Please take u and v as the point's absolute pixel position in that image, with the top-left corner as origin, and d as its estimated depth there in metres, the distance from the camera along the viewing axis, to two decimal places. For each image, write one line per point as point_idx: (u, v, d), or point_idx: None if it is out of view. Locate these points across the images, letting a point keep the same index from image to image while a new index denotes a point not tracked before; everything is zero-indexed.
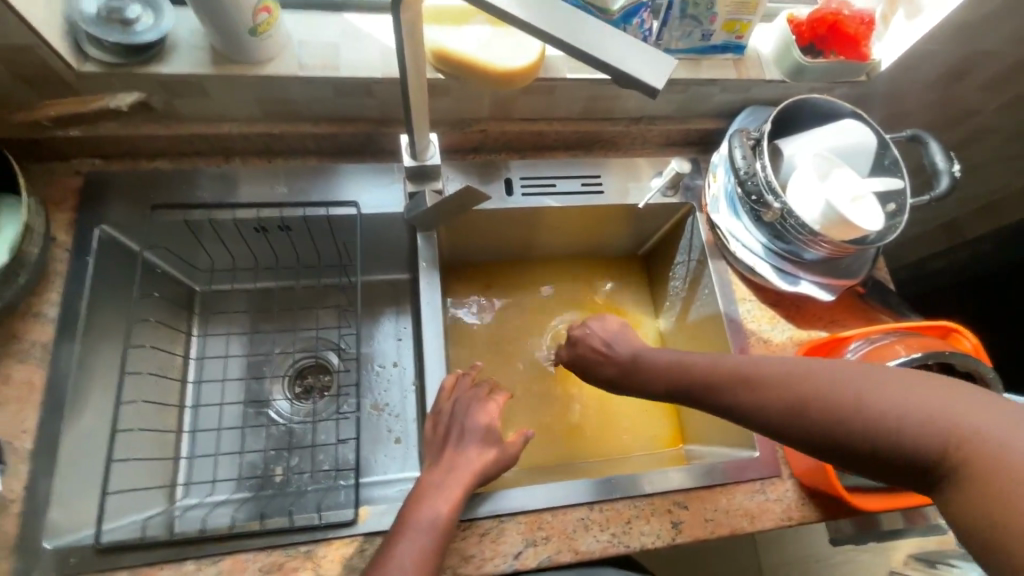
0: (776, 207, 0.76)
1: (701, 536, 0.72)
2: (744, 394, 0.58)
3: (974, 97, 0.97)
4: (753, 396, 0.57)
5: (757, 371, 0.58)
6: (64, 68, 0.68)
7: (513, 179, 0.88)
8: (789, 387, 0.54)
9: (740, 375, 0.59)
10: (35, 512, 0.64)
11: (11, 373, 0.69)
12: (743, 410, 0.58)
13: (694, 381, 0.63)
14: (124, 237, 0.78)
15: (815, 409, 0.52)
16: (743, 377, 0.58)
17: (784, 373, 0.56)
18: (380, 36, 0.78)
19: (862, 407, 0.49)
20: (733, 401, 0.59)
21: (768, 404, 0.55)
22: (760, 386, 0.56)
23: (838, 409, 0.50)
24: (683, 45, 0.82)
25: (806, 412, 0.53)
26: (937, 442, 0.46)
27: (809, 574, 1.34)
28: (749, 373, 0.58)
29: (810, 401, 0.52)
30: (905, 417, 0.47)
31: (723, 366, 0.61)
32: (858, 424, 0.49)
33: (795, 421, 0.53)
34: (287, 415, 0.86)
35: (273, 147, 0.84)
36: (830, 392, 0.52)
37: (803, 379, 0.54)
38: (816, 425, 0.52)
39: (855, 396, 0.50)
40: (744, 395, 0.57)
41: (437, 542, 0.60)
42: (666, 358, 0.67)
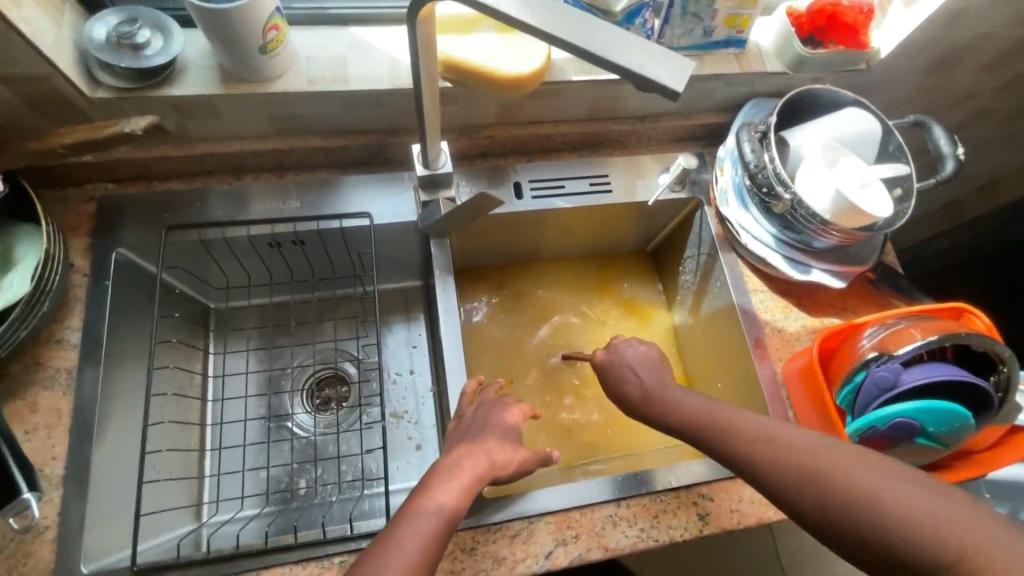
0: (787, 198, 0.77)
1: (728, 526, 0.73)
2: (757, 455, 0.58)
3: (972, 79, 0.98)
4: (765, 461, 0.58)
5: (774, 438, 0.58)
6: (77, 95, 0.68)
7: (521, 182, 0.89)
8: (801, 464, 0.55)
9: (758, 434, 0.60)
10: (70, 537, 0.64)
11: (38, 400, 0.69)
12: (753, 474, 0.59)
13: (709, 424, 0.63)
14: (140, 259, 0.79)
15: (824, 496, 0.53)
16: (757, 441, 0.59)
17: (799, 448, 0.56)
18: (386, 48, 0.79)
19: (872, 505, 0.50)
20: (746, 464, 0.60)
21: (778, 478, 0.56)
22: (772, 458, 0.57)
23: (847, 504, 0.51)
24: (685, 42, 0.83)
25: (813, 495, 0.53)
26: (942, 556, 0.46)
27: (827, 558, 1.35)
28: (767, 438, 0.59)
29: (820, 486, 0.53)
30: (910, 515, 0.48)
31: (740, 420, 0.62)
32: (865, 523, 0.50)
33: (803, 501, 0.54)
34: (309, 428, 0.86)
35: (284, 163, 0.85)
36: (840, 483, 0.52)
37: (817, 459, 0.55)
38: (827, 505, 0.52)
39: (867, 485, 0.51)
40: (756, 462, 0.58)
41: (441, 528, 0.55)
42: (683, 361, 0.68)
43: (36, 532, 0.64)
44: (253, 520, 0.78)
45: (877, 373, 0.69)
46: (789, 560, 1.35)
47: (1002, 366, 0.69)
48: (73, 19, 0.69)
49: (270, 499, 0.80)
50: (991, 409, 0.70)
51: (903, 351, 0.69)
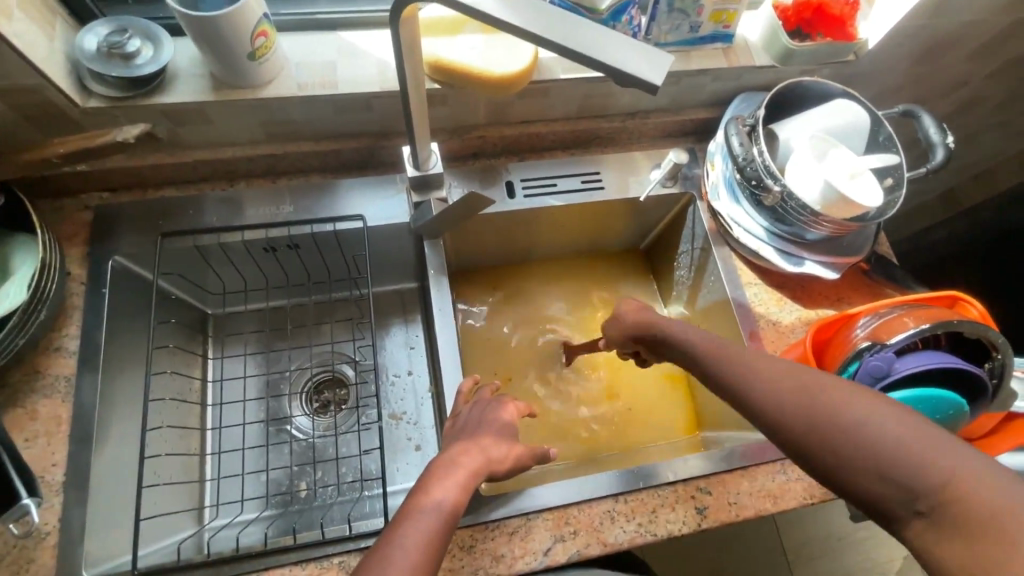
0: (776, 190, 0.77)
1: (726, 520, 0.73)
2: (753, 389, 0.57)
3: (963, 67, 0.98)
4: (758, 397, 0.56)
5: (767, 373, 0.57)
6: (70, 106, 0.69)
7: (513, 181, 0.90)
8: (795, 394, 0.54)
9: (754, 369, 0.58)
10: (72, 542, 0.65)
11: (38, 408, 0.70)
12: (747, 407, 0.58)
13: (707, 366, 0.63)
14: (137, 266, 0.80)
15: (815, 424, 0.51)
16: (752, 375, 0.58)
17: (793, 380, 0.55)
18: (375, 52, 0.79)
19: (862, 433, 0.48)
20: (743, 398, 0.58)
21: (771, 409, 0.55)
22: (766, 391, 0.56)
23: (836, 432, 0.50)
24: (673, 38, 0.83)
25: (805, 425, 0.52)
26: (929, 481, 0.45)
27: (832, 551, 1.35)
28: (762, 373, 0.57)
29: (812, 415, 0.51)
30: (898, 448, 0.47)
31: (737, 359, 0.60)
32: (853, 451, 0.48)
33: (793, 431, 0.53)
34: (308, 430, 0.87)
35: (277, 168, 0.85)
36: (831, 412, 0.50)
37: (810, 389, 0.53)
38: (816, 439, 0.51)
39: (857, 420, 0.49)
40: (751, 396, 0.57)
41: (443, 526, 0.55)
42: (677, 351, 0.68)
43: (38, 538, 0.64)
44: (253, 523, 0.79)
45: (870, 363, 0.69)
46: (795, 555, 1.34)
47: (996, 353, 0.69)
48: (63, 31, 0.70)
49: (270, 502, 0.81)
50: (986, 397, 0.70)
51: (896, 340, 0.69)
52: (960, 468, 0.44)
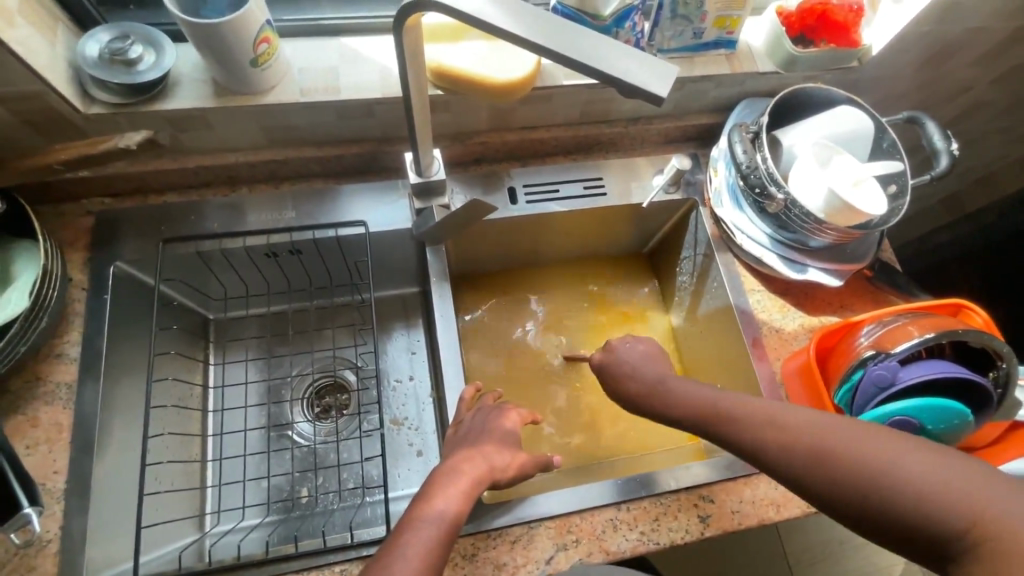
0: (780, 198, 0.77)
1: (728, 528, 0.73)
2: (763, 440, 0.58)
3: (966, 73, 0.97)
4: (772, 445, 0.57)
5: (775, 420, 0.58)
6: (72, 112, 0.69)
7: (516, 187, 0.89)
8: (814, 443, 0.54)
9: (763, 417, 0.59)
10: (73, 550, 0.64)
11: (39, 415, 0.70)
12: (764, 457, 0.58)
13: (696, 413, 0.64)
14: (138, 272, 0.80)
15: (842, 474, 0.52)
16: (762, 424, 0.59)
17: (808, 431, 0.55)
18: (378, 58, 0.79)
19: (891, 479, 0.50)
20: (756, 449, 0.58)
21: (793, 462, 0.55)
22: (784, 443, 0.56)
23: (857, 477, 0.51)
24: (676, 44, 0.83)
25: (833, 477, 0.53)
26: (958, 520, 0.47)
27: (832, 557, 1.35)
28: (774, 427, 0.58)
29: (837, 464, 0.52)
30: (920, 488, 0.49)
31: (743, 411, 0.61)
32: (882, 497, 0.50)
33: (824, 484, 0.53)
34: (310, 436, 0.87)
35: (279, 173, 0.85)
36: (856, 463, 0.52)
37: (826, 440, 0.54)
38: (839, 484, 0.52)
39: (879, 463, 0.51)
40: (762, 443, 0.58)
41: (443, 536, 0.55)
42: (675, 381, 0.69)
43: (39, 546, 0.64)
44: (255, 529, 0.79)
45: (874, 372, 0.69)
46: (797, 562, 1.34)
47: (1000, 362, 0.69)
48: (66, 37, 0.69)
49: (272, 508, 0.81)
50: (991, 406, 0.69)
51: (900, 349, 0.68)
52: (981, 501, 0.47)
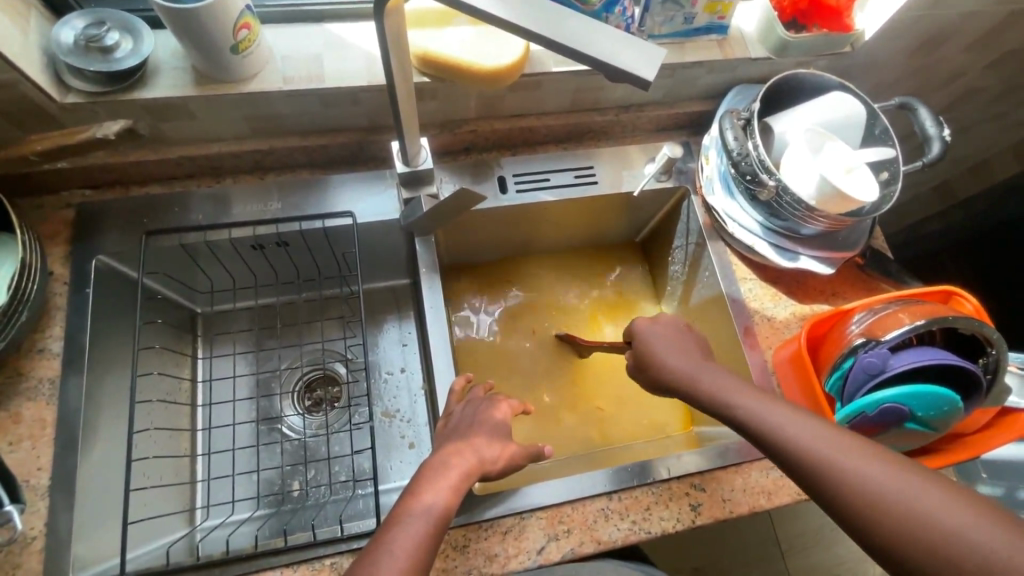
0: (771, 185, 0.76)
1: (720, 516, 0.73)
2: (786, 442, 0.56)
3: (958, 59, 0.97)
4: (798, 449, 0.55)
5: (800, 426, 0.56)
6: (48, 102, 0.67)
7: (505, 176, 0.88)
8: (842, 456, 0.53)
9: (788, 419, 0.57)
10: (59, 548, 0.63)
11: (21, 412, 0.68)
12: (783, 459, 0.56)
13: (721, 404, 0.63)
14: (121, 265, 0.78)
15: (890, 505, 0.49)
16: (810, 440, 0.55)
17: (854, 452, 0.53)
18: (362, 44, 0.78)
19: (937, 523, 0.47)
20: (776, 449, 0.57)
21: (835, 480, 0.52)
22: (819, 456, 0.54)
23: (881, 507, 0.50)
24: (666, 30, 0.81)
25: (877, 505, 0.50)
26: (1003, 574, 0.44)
27: (824, 543, 1.36)
28: (813, 439, 0.55)
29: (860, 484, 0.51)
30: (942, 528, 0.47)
31: (789, 422, 0.57)
32: (905, 527, 0.48)
33: (867, 512, 0.50)
34: (300, 429, 0.86)
35: (264, 163, 0.84)
36: (904, 500, 0.49)
37: (876, 472, 0.51)
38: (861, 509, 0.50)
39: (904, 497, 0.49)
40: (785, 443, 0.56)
41: (431, 530, 0.55)
42: (699, 368, 0.67)
43: (24, 543, 0.63)
44: (246, 523, 0.78)
45: (865, 359, 0.69)
46: (789, 548, 1.35)
47: (990, 348, 0.68)
48: (39, 24, 0.68)
49: (262, 502, 0.80)
50: (981, 392, 0.69)
51: (890, 336, 0.68)
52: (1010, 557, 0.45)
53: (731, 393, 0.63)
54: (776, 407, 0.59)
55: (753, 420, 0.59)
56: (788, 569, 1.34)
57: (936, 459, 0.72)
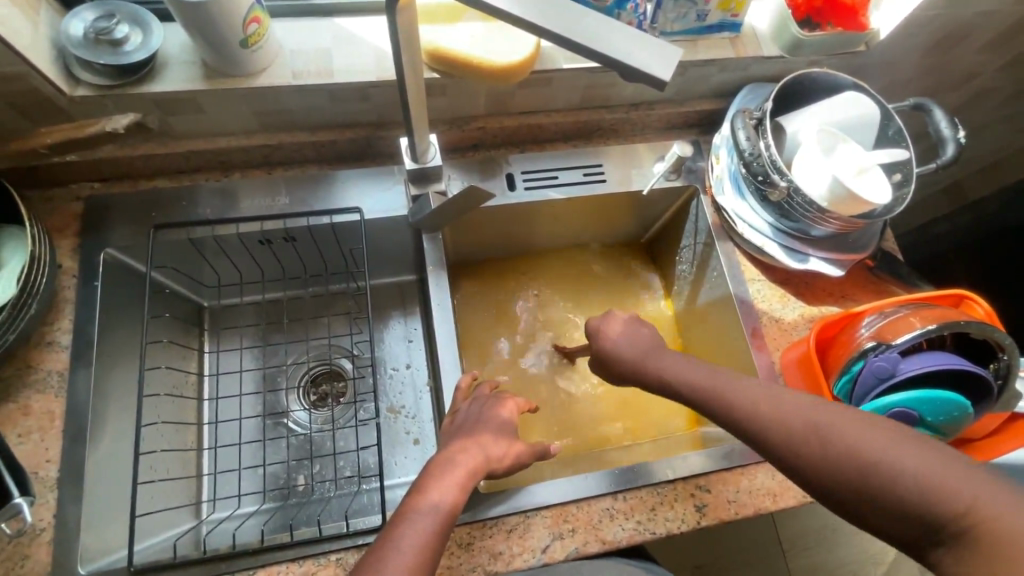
0: (782, 185, 0.75)
1: (725, 517, 0.73)
2: (744, 415, 0.60)
3: (975, 58, 0.95)
4: (756, 418, 0.59)
5: (754, 399, 0.60)
6: (57, 94, 0.67)
7: (514, 173, 0.88)
8: (795, 419, 0.56)
9: (743, 392, 0.61)
10: (67, 539, 0.64)
11: (31, 403, 0.69)
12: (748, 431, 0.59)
13: (700, 393, 0.64)
14: (129, 259, 0.78)
15: (840, 454, 0.52)
16: (780, 413, 0.57)
17: (804, 412, 0.56)
18: (372, 39, 0.77)
19: (893, 468, 0.50)
20: (739, 423, 0.60)
21: (791, 442, 0.56)
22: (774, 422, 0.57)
23: (836, 459, 0.53)
24: (678, 27, 0.81)
25: (829, 455, 0.53)
26: (953, 511, 0.47)
27: (825, 543, 1.36)
28: (765, 406, 0.59)
29: (813, 440, 0.54)
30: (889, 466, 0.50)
31: (752, 396, 0.60)
32: (859, 472, 0.51)
33: (820, 465, 0.53)
34: (306, 424, 0.86)
35: (272, 158, 0.84)
36: (851, 447, 0.52)
37: (834, 431, 0.54)
38: (818, 463, 0.54)
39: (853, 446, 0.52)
40: (745, 414, 0.60)
41: (438, 528, 0.55)
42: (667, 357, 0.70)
43: (33, 535, 0.64)
44: (252, 516, 0.78)
45: (875, 363, 0.68)
46: (790, 548, 1.35)
47: (1002, 354, 0.68)
48: (49, 16, 0.68)
49: (268, 496, 0.80)
50: (991, 398, 0.68)
51: (901, 340, 0.68)
52: (951, 483, 0.48)
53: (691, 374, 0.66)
54: (737, 380, 0.63)
55: (718, 400, 0.62)
56: (789, 569, 1.34)
57: None
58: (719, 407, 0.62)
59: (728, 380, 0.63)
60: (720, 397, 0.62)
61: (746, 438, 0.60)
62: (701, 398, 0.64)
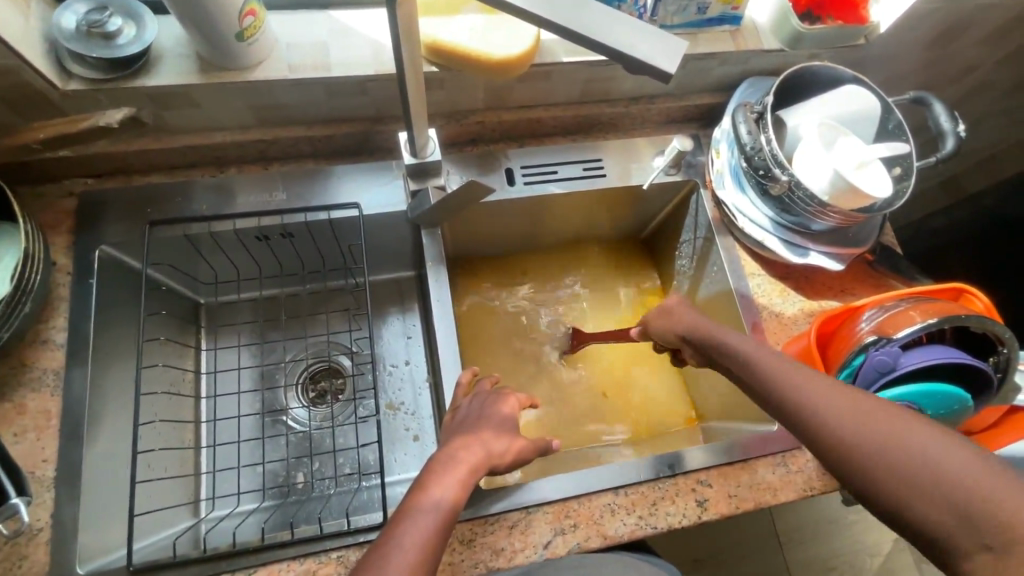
0: (783, 179, 0.75)
1: (726, 512, 0.73)
2: (781, 393, 0.58)
3: (974, 52, 0.95)
4: (793, 398, 0.57)
5: (795, 377, 0.58)
6: (48, 88, 0.66)
7: (513, 168, 0.87)
8: (832, 403, 0.54)
9: (787, 370, 0.59)
10: (65, 539, 0.63)
11: (26, 402, 0.68)
12: (782, 409, 0.57)
13: (744, 368, 0.63)
14: (124, 255, 0.77)
15: (876, 444, 0.50)
16: (819, 396, 0.55)
17: (847, 396, 0.54)
18: (369, 32, 0.76)
19: (932, 469, 0.46)
20: (776, 400, 0.58)
21: (825, 424, 0.53)
22: (811, 403, 0.55)
23: (871, 448, 0.50)
24: (678, 20, 0.80)
25: (864, 443, 0.50)
26: (991, 521, 0.43)
27: (822, 536, 1.37)
28: (804, 387, 0.56)
29: (850, 426, 0.52)
30: (927, 463, 0.47)
31: (793, 377, 0.58)
32: (894, 465, 0.48)
33: (853, 454, 0.51)
34: (305, 421, 0.86)
35: (268, 153, 0.83)
36: (890, 438, 0.49)
37: (872, 422, 0.51)
38: (847, 447, 0.51)
39: (891, 437, 0.49)
40: (782, 392, 0.58)
41: (440, 525, 0.55)
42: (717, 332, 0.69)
43: (30, 535, 0.63)
44: (252, 514, 0.78)
45: (875, 357, 0.68)
46: (787, 541, 1.36)
47: (1002, 347, 0.68)
48: (39, 8, 0.66)
49: (267, 494, 0.80)
50: (991, 390, 0.69)
51: (902, 334, 0.67)
52: (993, 491, 0.44)
53: (740, 346, 0.65)
54: (780, 359, 0.61)
55: (760, 375, 0.61)
56: (786, 561, 1.35)
57: None
58: (761, 381, 0.60)
59: (773, 359, 0.61)
60: (763, 375, 0.60)
61: (781, 416, 0.58)
62: (746, 370, 0.63)
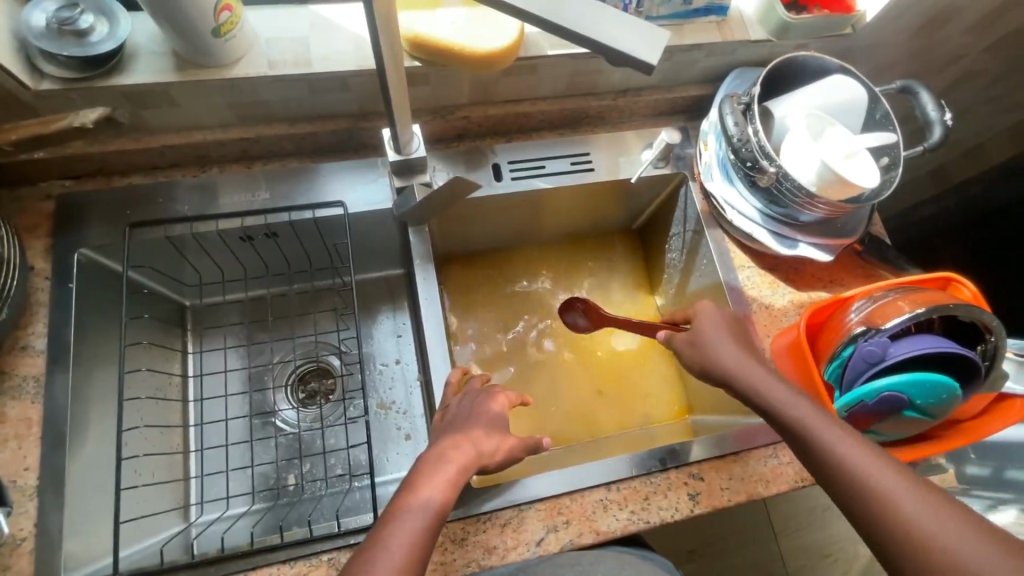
0: (771, 171, 0.75)
1: (719, 505, 0.73)
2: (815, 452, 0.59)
3: (961, 40, 0.95)
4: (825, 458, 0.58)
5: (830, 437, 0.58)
6: (20, 88, 0.64)
7: (500, 163, 0.86)
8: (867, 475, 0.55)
9: (820, 426, 0.59)
10: (48, 548, 0.62)
11: (6, 410, 0.67)
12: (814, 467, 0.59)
13: (774, 410, 0.63)
14: (104, 258, 0.76)
15: (904, 524, 0.52)
16: (855, 463, 0.56)
17: (881, 468, 0.55)
18: (350, 26, 0.75)
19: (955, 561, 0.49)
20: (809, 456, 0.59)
21: (857, 493, 0.55)
22: (846, 469, 0.56)
23: (899, 529, 0.52)
24: (665, 11, 0.79)
25: (893, 521, 0.53)
26: None
27: (816, 523, 1.38)
28: (840, 450, 0.57)
29: (880, 501, 0.54)
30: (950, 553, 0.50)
31: (828, 435, 0.58)
32: (918, 549, 0.51)
33: (882, 527, 0.53)
34: (295, 423, 0.85)
35: (251, 152, 0.81)
36: (918, 522, 0.52)
37: (902, 503, 0.53)
38: (876, 521, 0.54)
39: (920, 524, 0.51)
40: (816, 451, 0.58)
41: (428, 525, 0.54)
42: (743, 364, 0.67)
43: (12, 546, 0.62)
44: (242, 518, 0.77)
45: (865, 348, 0.68)
46: (782, 528, 1.37)
47: (989, 335, 0.69)
48: (7, 6, 0.64)
49: (257, 497, 0.79)
50: (979, 378, 0.69)
51: (891, 324, 0.68)
52: None
53: (769, 386, 0.64)
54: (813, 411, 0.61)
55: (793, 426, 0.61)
56: (781, 549, 1.36)
57: (938, 444, 0.72)
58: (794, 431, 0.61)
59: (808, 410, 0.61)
60: (811, 445, 0.59)
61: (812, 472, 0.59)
62: (776, 413, 0.62)
